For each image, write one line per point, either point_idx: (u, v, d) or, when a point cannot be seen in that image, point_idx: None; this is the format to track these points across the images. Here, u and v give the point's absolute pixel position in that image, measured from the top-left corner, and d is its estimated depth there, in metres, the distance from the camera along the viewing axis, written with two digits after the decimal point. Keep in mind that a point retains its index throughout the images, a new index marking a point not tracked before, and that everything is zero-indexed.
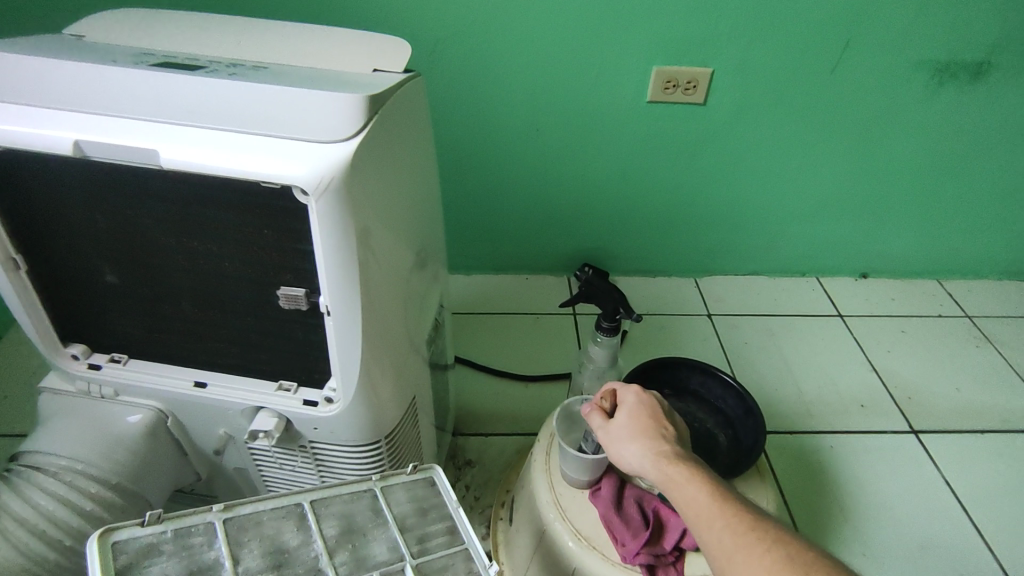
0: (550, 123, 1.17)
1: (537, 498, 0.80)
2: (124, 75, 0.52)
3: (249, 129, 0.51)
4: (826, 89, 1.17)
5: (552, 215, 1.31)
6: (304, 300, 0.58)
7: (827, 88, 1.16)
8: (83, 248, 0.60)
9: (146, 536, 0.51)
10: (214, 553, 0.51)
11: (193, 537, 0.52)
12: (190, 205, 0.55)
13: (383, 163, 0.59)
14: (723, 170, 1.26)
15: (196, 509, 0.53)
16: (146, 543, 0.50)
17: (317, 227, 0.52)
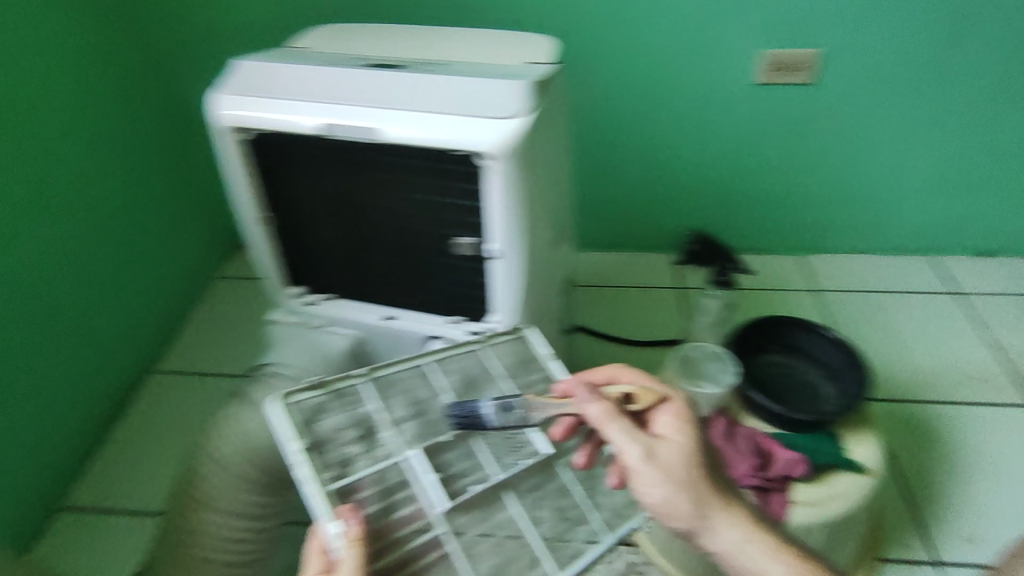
0: (662, 110, 1.25)
1: None
2: (358, 77, 0.68)
3: (443, 111, 0.65)
4: (956, 57, 1.17)
5: (662, 195, 1.38)
6: (473, 247, 0.74)
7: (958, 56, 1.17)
8: (309, 207, 0.80)
9: (309, 399, 0.58)
10: (369, 407, 0.60)
11: (348, 396, 0.60)
12: (393, 172, 0.72)
13: (543, 137, 0.72)
14: (849, 142, 1.28)
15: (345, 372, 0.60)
16: (312, 401, 0.58)
17: (494, 183, 0.66)
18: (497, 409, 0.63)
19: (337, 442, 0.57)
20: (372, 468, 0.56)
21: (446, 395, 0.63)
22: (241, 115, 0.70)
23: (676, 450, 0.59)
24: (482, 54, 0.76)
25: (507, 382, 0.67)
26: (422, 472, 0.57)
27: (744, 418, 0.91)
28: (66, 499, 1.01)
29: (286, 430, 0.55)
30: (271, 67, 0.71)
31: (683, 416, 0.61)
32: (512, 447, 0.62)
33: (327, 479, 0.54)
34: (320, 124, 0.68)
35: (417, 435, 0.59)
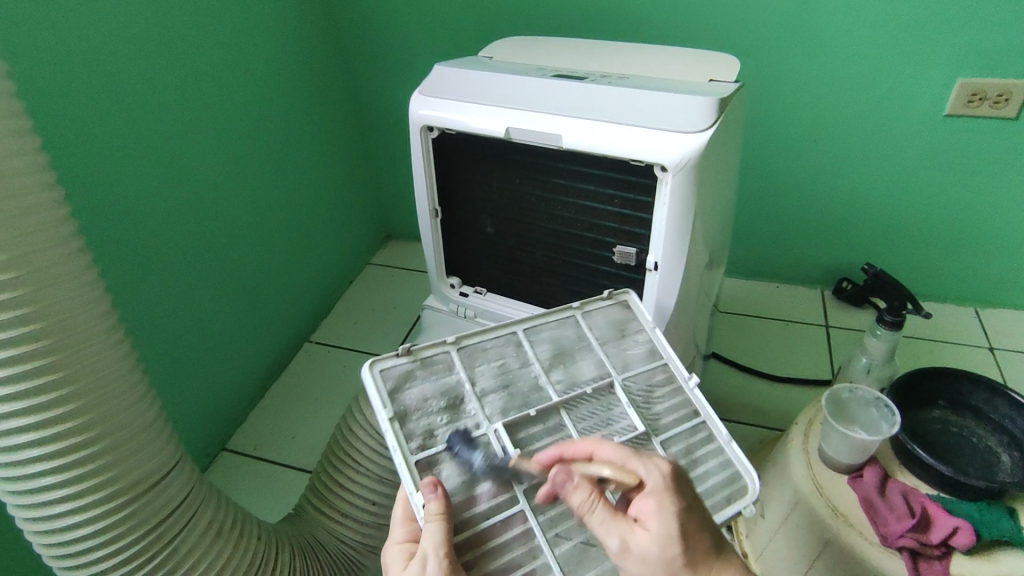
0: (830, 137, 1.18)
1: (793, 473, 0.87)
2: (544, 86, 0.73)
3: (623, 122, 0.67)
4: None
5: (815, 225, 1.31)
6: (633, 257, 0.75)
7: None
8: (477, 205, 0.85)
9: (401, 368, 0.65)
10: (457, 377, 0.66)
11: (438, 365, 0.67)
12: (564, 177, 0.75)
13: (718, 154, 0.71)
14: None
15: (434, 344, 0.68)
16: (403, 371, 0.65)
17: (667, 195, 0.67)
18: (581, 381, 0.68)
19: (424, 412, 0.63)
20: (455, 439, 0.61)
21: (533, 366, 0.69)
22: (434, 116, 0.77)
23: (654, 541, 0.51)
24: (663, 71, 0.77)
25: (598, 353, 0.71)
26: (506, 446, 0.61)
27: (897, 473, 0.84)
28: (226, 443, 1.13)
29: (380, 397, 0.62)
30: (465, 73, 0.78)
31: (667, 498, 0.52)
32: (601, 424, 0.65)
33: (413, 448, 0.60)
34: (503, 127, 0.73)
35: (500, 408, 0.64)
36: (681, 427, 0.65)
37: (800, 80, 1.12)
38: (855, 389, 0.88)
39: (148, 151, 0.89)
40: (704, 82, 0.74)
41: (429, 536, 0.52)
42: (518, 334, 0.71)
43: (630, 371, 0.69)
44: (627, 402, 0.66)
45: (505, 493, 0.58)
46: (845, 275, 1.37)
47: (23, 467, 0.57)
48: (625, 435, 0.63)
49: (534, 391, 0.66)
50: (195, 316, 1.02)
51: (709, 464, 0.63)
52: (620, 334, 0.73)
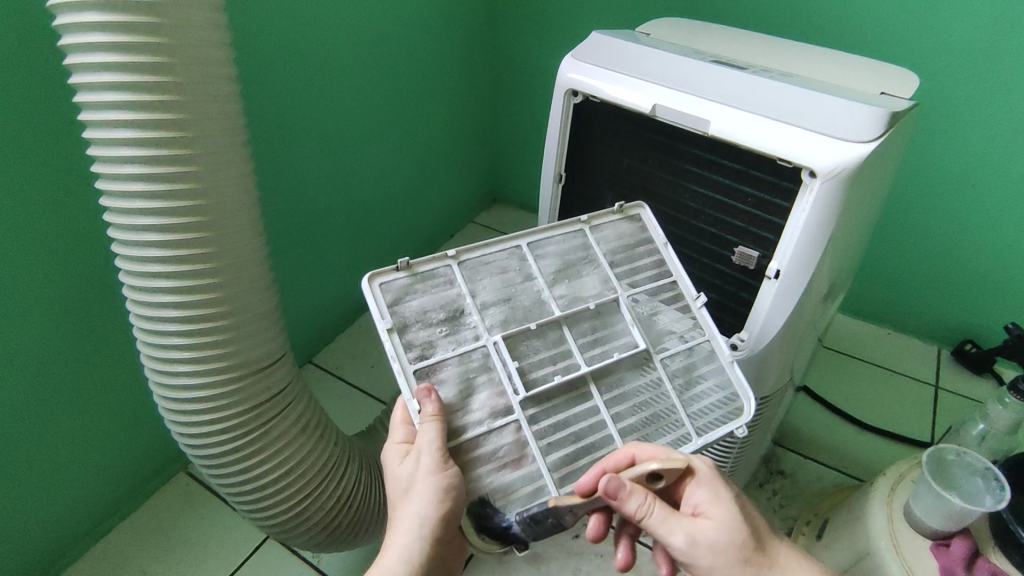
0: (993, 185, 1.07)
1: (870, 523, 0.83)
2: (701, 71, 0.71)
3: (777, 117, 0.64)
4: None
5: (950, 277, 1.20)
6: (755, 262, 0.72)
7: None
8: (603, 178, 0.84)
9: (400, 281, 0.63)
10: (458, 291, 0.65)
11: (437, 279, 0.65)
12: (700, 166, 0.73)
13: (873, 172, 0.67)
14: None
15: (434, 257, 0.65)
16: (402, 285, 0.63)
17: (810, 201, 0.64)
18: (582, 298, 0.69)
19: (424, 323, 0.63)
20: (454, 351, 0.62)
21: (537, 281, 0.68)
22: (583, 81, 0.77)
23: (721, 529, 0.56)
24: (829, 75, 0.73)
25: (603, 271, 0.71)
26: (506, 360, 0.63)
27: (990, 553, 0.77)
28: (312, 358, 1.21)
29: (378, 310, 0.61)
30: (623, 44, 0.77)
31: (718, 486, 0.57)
32: (602, 340, 0.68)
33: (411, 358, 0.60)
34: (650, 104, 0.71)
35: (501, 321, 0.65)
36: (682, 346, 0.69)
37: (973, 117, 1.03)
38: (963, 453, 0.81)
39: (308, 70, 0.95)
40: (873, 93, 0.69)
41: (425, 433, 0.56)
42: (521, 246, 0.69)
43: (635, 289, 0.71)
44: (630, 320, 0.68)
45: (501, 403, 0.61)
46: (970, 337, 1.25)
47: (160, 323, 0.64)
48: (625, 352, 0.67)
49: (536, 305, 0.67)
50: (314, 234, 1.08)
51: (707, 384, 0.69)
52: (628, 248, 0.74)
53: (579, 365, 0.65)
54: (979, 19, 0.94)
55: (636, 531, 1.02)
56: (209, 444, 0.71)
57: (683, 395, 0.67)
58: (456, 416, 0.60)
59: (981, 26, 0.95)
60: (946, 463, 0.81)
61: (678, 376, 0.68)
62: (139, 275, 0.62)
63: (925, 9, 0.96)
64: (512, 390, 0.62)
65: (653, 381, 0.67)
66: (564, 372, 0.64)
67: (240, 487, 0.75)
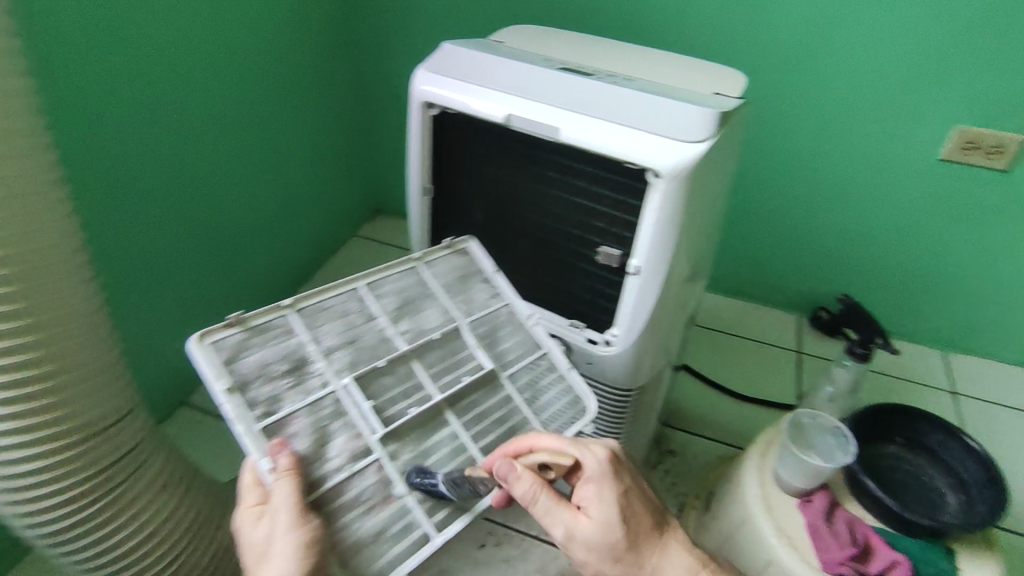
0: (823, 167, 1.20)
1: (745, 490, 0.89)
2: (547, 78, 0.72)
3: (620, 122, 0.67)
4: None
5: (797, 251, 1.33)
6: (618, 259, 0.74)
7: None
8: (469, 188, 0.84)
9: (234, 337, 0.59)
10: (297, 340, 0.63)
11: (274, 330, 0.62)
12: (558, 171, 0.75)
13: (713, 168, 0.72)
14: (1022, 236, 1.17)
15: (268, 309, 0.62)
16: (237, 340, 0.59)
17: (656, 199, 0.67)
18: (426, 330, 0.69)
19: (265, 378, 0.59)
20: (304, 401, 0.59)
21: (379, 320, 0.68)
22: (436, 93, 0.76)
23: (594, 527, 0.60)
24: (667, 77, 0.77)
25: (443, 303, 0.72)
26: (357, 400, 0.62)
27: (847, 503, 0.86)
28: (184, 399, 1.12)
29: (213, 372, 0.56)
30: (473, 54, 0.77)
31: (604, 486, 0.60)
32: (451, 367, 0.69)
33: (257, 417, 0.57)
34: (503, 113, 0.72)
35: (348, 363, 0.63)
36: (523, 361, 0.73)
37: (801, 107, 1.15)
38: (817, 415, 0.89)
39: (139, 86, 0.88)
40: (707, 94, 0.74)
41: (280, 491, 0.53)
42: (359, 286, 0.69)
43: (474, 318, 0.73)
44: (474, 345, 0.71)
45: (359, 445, 0.60)
46: (821, 304, 1.39)
47: None
48: (475, 374, 0.69)
49: (382, 343, 0.67)
50: (168, 264, 1.01)
51: (552, 391, 0.73)
52: (461, 280, 0.76)
53: (432, 394, 0.65)
54: (796, 18, 1.06)
55: (539, 531, 1.03)
56: (48, 520, 0.63)
57: (532, 407, 0.70)
58: (314, 468, 0.57)
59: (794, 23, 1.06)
60: (801, 427, 0.89)
61: (525, 391, 0.71)
62: None
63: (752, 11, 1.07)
64: (369, 430, 0.61)
65: (503, 401, 0.69)
66: (418, 404, 0.64)
67: (95, 561, 0.67)
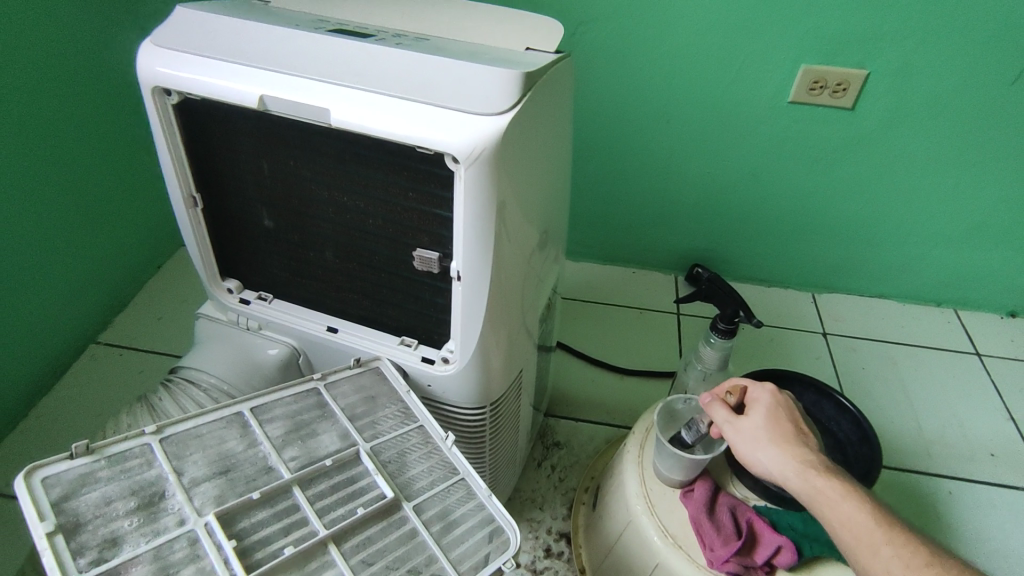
0: (676, 121, 1.13)
1: (625, 489, 0.81)
2: (308, 45, 0.56)
3: (404, 96, 0.52)
4: (995, 93, 1.05)
5: (662, 209, 1.27)
6: (436, 264, 0.61)
7: (999, 91, 1.04)
8: (248, 192, 0.66)
9: (77, 469, 0.51)
10: (158, 472, 0.53)
11: (130, 462, 0.53)
12: (347, 161, 0.59)
13: (534, 142, 0.59)
14: (870, 171, 1.16)
15: (129, 435, 0.54)
16: (79, 473, 0.51)
17: (462, 190, 0.54)
18: (322, 455, 0.58)
19: (106, 518, 0.49)
20: (148, 544, 0.48)
21: (262, 447, 0.57)
22: (170, 77, 0.58)
23: (755, 426, 0.63)
24: (470, 35, 0.63)
25: (341, 424, 0.61)
26: (221, 541, 0.50)
27: (730, 486, 0.80)
28: None
29: (37, 511, 0.47)
30: (213, 20, 0.59)
31: (769, 401, 0.65)
32: (346, 497, 0.56)
33: (82, 566, 0.46)
34: (256, 95, 0.55)
35: (215, 497, 0.53)
36: (437, 488, 0.59)
37: (644, 59, 1.07)
38: (689, 399, 0.80)
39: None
40: (518, 52, 0.61)
41: None
42: (244, 413, 0.59)
43: (379, 441, 0.61)
44: (373, 468, 0.58)
45: None
46: (695, 261, 1.34)
47: None
48: (371, 505, 0.55)
49: (262, 473, 0.55)
50: None
51: (468, 523, 0.57)
52: (370, 399, 0.65)
53: (318, 530, 0.52)
54: None
55: None
56: None
57: (441, 542, 0.55)
58: None
59: None
60: (676, 414, 0.81)
61: (437, 521, 0.56)
62: None
63: None
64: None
65: (403, 536, 0.54)
66: (297, 542, 0.51)
67: None
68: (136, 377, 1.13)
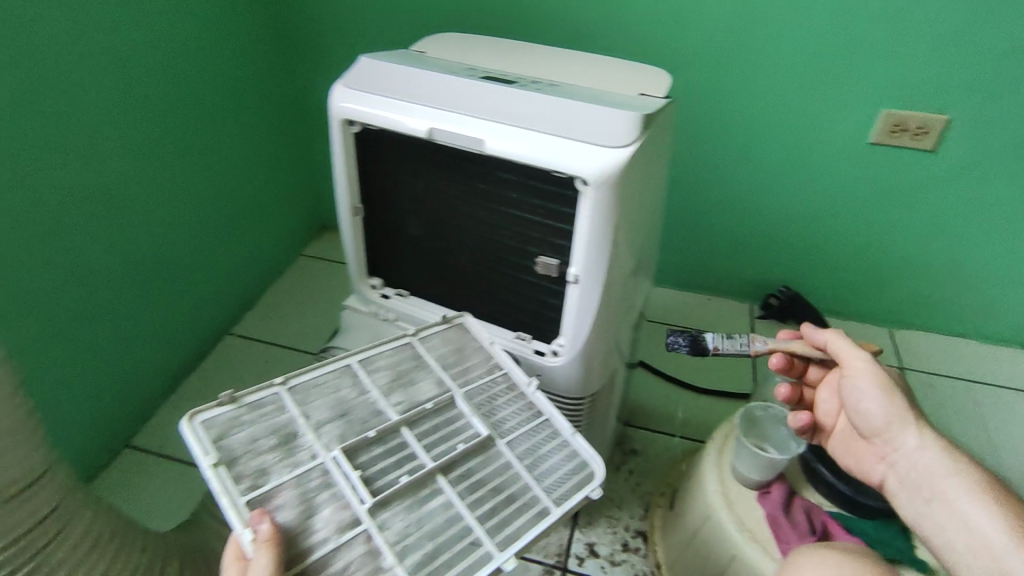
0: (758, 157, 1.22)
1: (705, 487, 0.88)
2: (468, 89, 0.70)
3: (545, 131, 0.65)
4: None
5: (743, 240, 1.34)
6: (556, 269, 0.73)
7: None
8: (401, 205, 0.81)
9: (224, 415, 0.62)
10: (289, 415, 0.65)
11: (266, 407, 0.65)
12: (488, 181, 0.73)
13: (644, 170, 0.71)
14: (952, 211, 1.21)
15: (261, 386, 0.66)
16: (227, 418, 0.62)
17: (586, 207, 0.66)
18: (421, 400, 0.70)
19: (254, 453, 0.61)
20: (291, 473, 0.60)
21: (371, 393, 0.69)
22: (356, 110, 0.73)
23: (877, 367, 0.67)
24: (593, 81, 0.76)
25: (436, 373, 0.73)
26: (347, 471, 0.61)
27: (804, 492, 0.87)
28: (130, 441, 1.11)
29: (201, 448, 0.59)
30: (391, 67, 0.74)
31: (886, 365, 0.71)
32: (446, 436, 0.68)
33: (242, 490, 0.58)
34: (426, 128, 0.70)
35: (338, 435, 0.64)
36: (524, 428, 0.71)
37: (731, 101, 1.17)
38: (768, 407, 0.89)
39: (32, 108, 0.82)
40: (633, 95, 0.73)
41: (260, 564, 0.52)
42: (352, 364, 0.71)
43: (470, 388, 0.73)
44: (468, 411, 0.70)
45: (346, 515, 0.59)
46: (771, 291, 1.41)
47: None
48: (471, 441, 0.67)
49: (374, 415, 0.67)
50: (90, 294, 0.98)
51: (554, 458, 0.70)
52: (457, 352, 0.77)
53: (425, 463, 0.64)
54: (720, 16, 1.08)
55: None
56: None
57: (534, 473, 0.67)
58: (299, 540, 0.56)
59: (717, 14, 1.08)
60: (754, 420, 0.89)
61: (527, 456, 0.69)
62: None
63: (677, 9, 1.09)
64: (358, 500, 0.59)
65: (501, 467, 0.67)
66: (410, 472, 0.63)
67: None
68: (263, 366, 1.27)
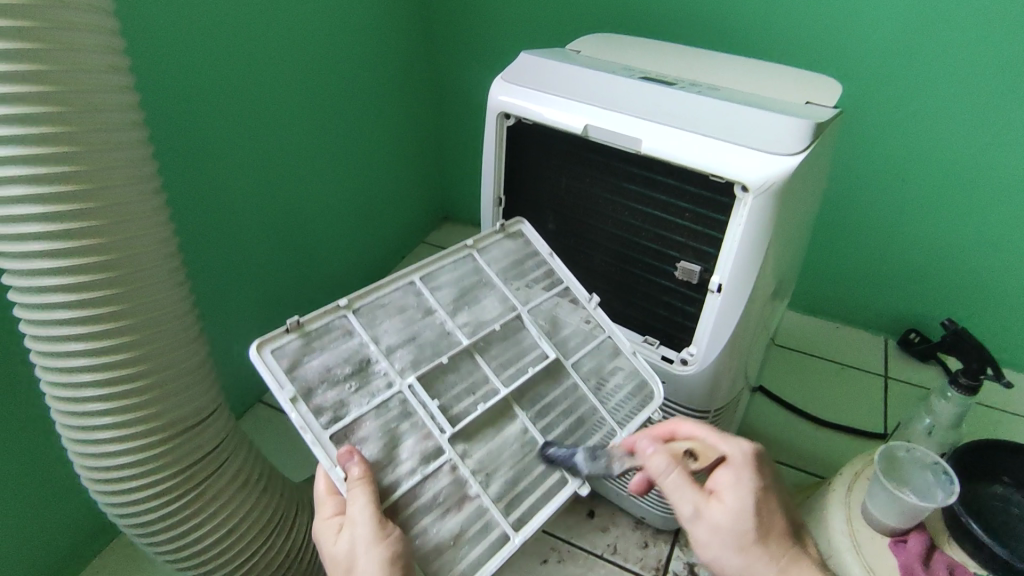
0: (918, 180, 1.12)
1: (829, 523, 0.83)
2: (628, 88, 0.70)
3: (707, 133, 0.64)
4: None
5: (887, 268, 1.24)
6: (698, 276, 0.71)
7: None
8: (543, 199, 0.83)
9: (292, 344, 0.59)
10: (359, 340, 0.62)
11: (335, 332, 0.62)
12: (635, 183, 0.73)
13: (804, 182, 0.67)
14: None
15: (326, 310, 0.62)
16: (298, 346, 0.59)
17: (742, 214, 0.64)
18: (485, 320, 0.69)
19: (331, 383, 0.59)
20: (370, 404, 0.59)
21: (437, 314, 0.67)
22: (514, 104, 0.75)
23: (730, 511, 0.56)
24: (755, 86, 0.73)
25: (499, 291, 0.71)
26: (424, 400, 0.61)
27: (946, 547, 0.79)
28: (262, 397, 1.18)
29: (276, 382, 0.56)
30: (551, 64, 0.76)
31: (745, 473, 0.57)
32: (513, 358, 0.68)
33: (325, 424, 0.56)
34: (582, 124, 0.70)
35: (411, 360, 0.63)
36: (588, 348, 0.72)
37: (895, 117, 1.08)
38: (912, 448, 0.82)
39: (225, 89, 0.90)
40: (799, 103, 0.70)
41: (356, 502, 0.53)
42: (412, 280, 0.68)
43: (533, 305, 0.72)
44: (536, 332, 0.70)
45: (429, 445, 0.59)
46: (914, 326, 1.29)
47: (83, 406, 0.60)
48: (539, 365, 0.68)
49: (443, 337, 0.66)
50: (257, 264, 1.07)
51: (618, 377, 0.72)
52: (516, 264, 0.75)
53: (498, 389, 0.64)
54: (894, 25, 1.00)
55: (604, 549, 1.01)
56: (139, 511, 0.67)
57: (598, 394, 0.69)
58: (384, 473, 0.57)
59: (890, 21, 0.99)
60: (895, 459, 0.83)
61: (591, 377, 0.70)
62: (56, 356, 0.58)
63: (845, 16, 1.01)
64: (437, 429, 0.60)
65: (569, 390, 0.68)
66: (483, 400, 0.64)
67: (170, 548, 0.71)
68: None
